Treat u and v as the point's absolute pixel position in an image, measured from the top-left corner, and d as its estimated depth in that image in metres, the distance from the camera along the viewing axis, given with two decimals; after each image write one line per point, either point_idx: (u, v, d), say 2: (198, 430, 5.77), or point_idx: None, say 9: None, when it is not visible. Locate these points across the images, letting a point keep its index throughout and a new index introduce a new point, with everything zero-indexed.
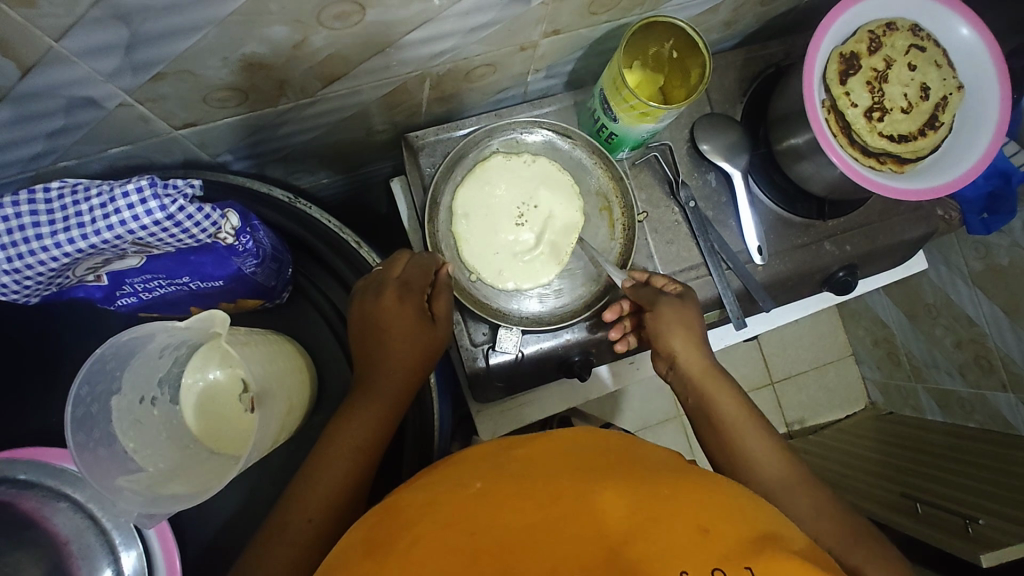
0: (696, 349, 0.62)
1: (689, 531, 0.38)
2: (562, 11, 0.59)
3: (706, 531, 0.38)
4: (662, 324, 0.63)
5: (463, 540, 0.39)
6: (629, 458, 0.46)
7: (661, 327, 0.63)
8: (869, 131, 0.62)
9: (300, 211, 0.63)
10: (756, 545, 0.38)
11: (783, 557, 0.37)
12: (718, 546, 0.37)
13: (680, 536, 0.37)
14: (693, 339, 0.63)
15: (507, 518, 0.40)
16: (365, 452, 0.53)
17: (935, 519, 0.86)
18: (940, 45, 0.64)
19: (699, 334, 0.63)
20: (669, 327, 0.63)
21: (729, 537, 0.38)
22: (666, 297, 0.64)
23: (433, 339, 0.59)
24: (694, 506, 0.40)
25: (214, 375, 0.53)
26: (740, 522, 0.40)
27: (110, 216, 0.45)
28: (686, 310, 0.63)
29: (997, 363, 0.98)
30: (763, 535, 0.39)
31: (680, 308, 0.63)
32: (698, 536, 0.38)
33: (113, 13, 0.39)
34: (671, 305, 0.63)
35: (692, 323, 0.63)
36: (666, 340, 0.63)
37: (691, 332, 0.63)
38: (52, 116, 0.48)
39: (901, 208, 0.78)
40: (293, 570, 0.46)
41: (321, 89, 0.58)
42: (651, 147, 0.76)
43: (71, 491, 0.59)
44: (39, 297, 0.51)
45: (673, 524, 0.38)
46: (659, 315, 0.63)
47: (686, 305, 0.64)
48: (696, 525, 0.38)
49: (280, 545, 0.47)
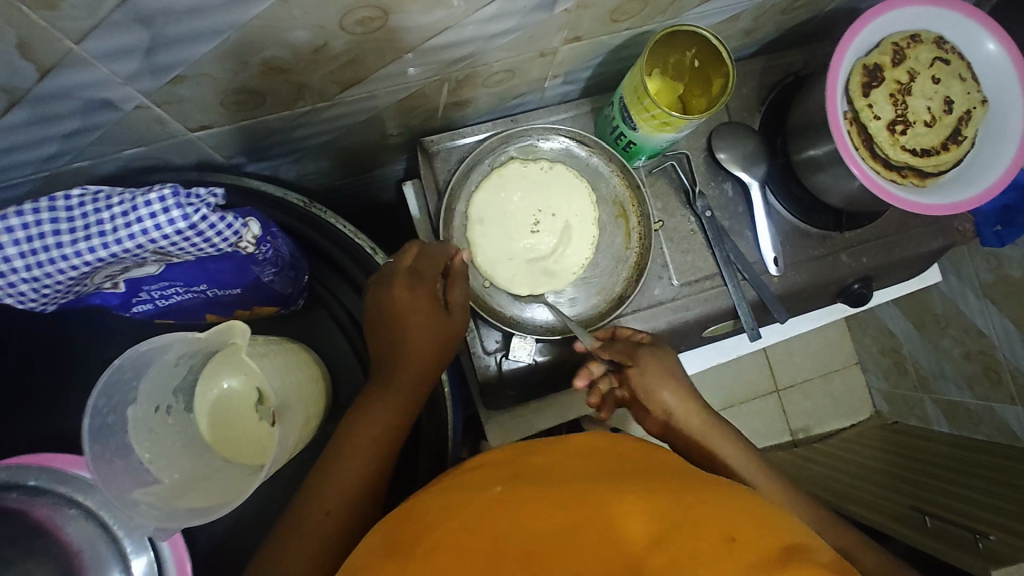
0: (684, 400, 0.63)
1: (713, 539, 0.37)
2: (585, 17, 0.58)
3: (731, 540, 0.37)
4: (651, 380, 0.62)
5: (480, 547, 0.38)
6: (651, 466, 0.45)
7: (652, 384, 0.62)
8: (891, 144, 0.62)
9: (314, 215, 0.63)
10: (783, 553, 0.36)
11: (813, 566, 0.36)
12: (743, 554, 0.36)
13: (704, 547, 0.36)
14: (681, 392, 0.63)
15: (530, 522, 0.39)
16: (381, 461, 0.52)
17: (944, 533, 0.84)
18: (964, 59, 0.63)
19: (684, 382, 0.64)
20: (657, 383, 0.62)
21: (757, 547, 0.37)
22: (647, 348, 0.64)
23: (450, 328, 0.58)
24: (718, 515, 0.39)
25: (229, 384, 0.52)
26: (766, 530, 0.38)
27: (131, 225, 0.44)
28: (668, 361, 0.64)
29: (1006, 376, 0.97)
30: (791, 544, 0.38)
31: (660, 359, 0.63)
32: (724, 545, 0.36)
33: (136, 16, 0.39)
34: (653, 357, 0.63)
35: (676, 373, 0.63)
36: (657, 397, 0.62)
37: (678, 384, 0.63)
38: (69, 117, 0.47)
39: (918, 221, 0.77)
40: (314, 568, 0.46)
41: (338, 94, 0.58)
42: (668, 155, 0.75)
43: (82, 499, 0.58)
44: (55, 305, 0.50)
45: (696, 532, 0.37)
46: (645, 371, 0.62)
47: (665, 353, 0.64)
48: (721, 535, 0.37)
49: (301, 542, 0.47)
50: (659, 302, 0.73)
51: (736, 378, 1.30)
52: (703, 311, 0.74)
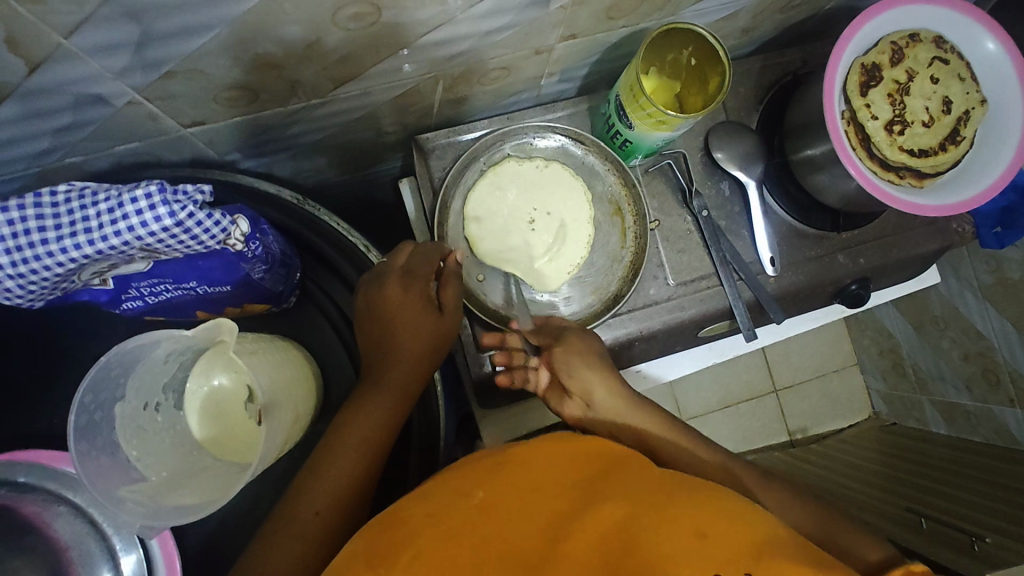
0: (609, 384, 0.62)
1: (688, 536, 0.36)
2: (580, 15, 0.58)
3: (706, 536, 0.36)
4: (568, 356, 0.62)
5: (463, 553, 0.38)
6: (634, 463, 0.45)
7: (571, 363, 0.62)
8: (888, 144, 0.61)
9: (307, 212, 0.62)
10: (759, 548, 0.36)
11: (790, 561, 0.35)
12: (717, 551, 0.35)
13: (678, 544, 0.36)
14: (605, 375, 0.62)
15: None
16: (369, 460, 0.52)
17: (941, 535, 0.82)
18: (963, 58, 0.63)
19: (607, 367, 0.63)
20: (574, 363, 0.62)
21: (731, 541, 0.36)
22: (572, 331, 0.65)
23: (440, 328, 0.58)
24: (695, 511, 0.38)
25: (219, 381, 0.52)
26: (744, 526, 0.38)
27: (117, 221, 0.44)
28: (590, 343, 0.64)
29: (1004, 377, 0.96)
30: (766, 538, 0.37)
31: (585, 341, 0.64)
32: (698, 541, 0.36)
33: (125, 11, 0.38)
34: (574, 338, 0.64)
35: (597, 357, 0.63)
36: (576, 376, 0.62)
37: (599, 367, 0.62)
38: (60, 112, 0.47)
39: (917, 223, 0.77)
40: (299, 567, 0.46)
41: (332, 90, 0.57)
42: (665, 154, 0.75)
43: (71, 495, 0.59)
44: (43, 302, 0.50)
45: (671, 532, 0.37)
46: (567, 345, 0.63)
47: (586, 335, 0.64)
48: (694, 531, 0.37)
49: (285, 545, 0.47)
50: (654, 302, 0.73)
51: (734, 378, 1.30)
52: (698, 312, 0.73)
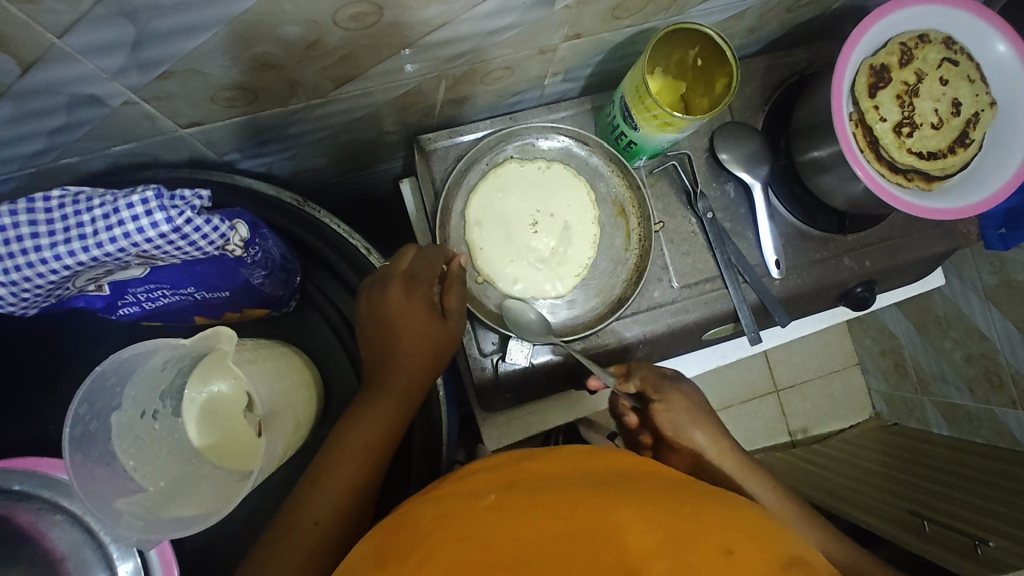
0: (712, 439, 0.65)
1: (712, 550, 0.36)
2: (586, 14, 0.57)
3: (730, 552, 0.36)
4: (678, 416, 0.64)
5: (473, 555, 0.37)
6: (653, 479, 0.44)
7: (678, 421, 0.64)
8: (897, 146, 0.60)
9: (308, 214, 0.62)
10: (782, 566, 0.35)
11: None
12: (741, 566, 0.35)
13: (701, 557, 0.35)
14: (707, 429, 0.65)
15: (524, 532, 0.38)
16: (372, 466, 0.52)
17: (943, 539, 0.81)
18: (973, 59, 0.62)
19: (710, 421, 0.66)
20: (681, 421, 0.64)
21: (756, 559, 0.36)
22: (673, 386, 0.66)
23: (443, 334, 0.57)
24: (717, 525, 0.38)
25: (218, 388, 0.51)
26: (766, 543, 0.37)
27: (112, 228, 0.43)
28: (693, 396, 0.66)
29: (1008, 379, 0.96)
30: (787, 556, 0.37)
31: (686, 396, 0.66)
32: (722, 557, 0.35)
33: (119, 10, 0.37)
34: (677, 395, 0.65)
35: (698, 407, 0.66)
36: (686, 433, 0.64)
37: (702, 421, 0.65)
38: (54, 113, 0.46)
39: (923, 224, 0.76)
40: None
41: (333, 90, 0.56)
42: (670, 155, 0.74)
43: (67, 503, 0.58)
44: (37, 308, 0.49)
45: (692, 544, 0.36)
46: (671, 403, 0.65)
47: (688, 387, 0.67)
48: (719, 547, 0.36)
49: (289, 549, 0.46)
50: (658, 304, 0.72)
51: (735, 378, 1.29)
52: (702, 315, 0.72)
